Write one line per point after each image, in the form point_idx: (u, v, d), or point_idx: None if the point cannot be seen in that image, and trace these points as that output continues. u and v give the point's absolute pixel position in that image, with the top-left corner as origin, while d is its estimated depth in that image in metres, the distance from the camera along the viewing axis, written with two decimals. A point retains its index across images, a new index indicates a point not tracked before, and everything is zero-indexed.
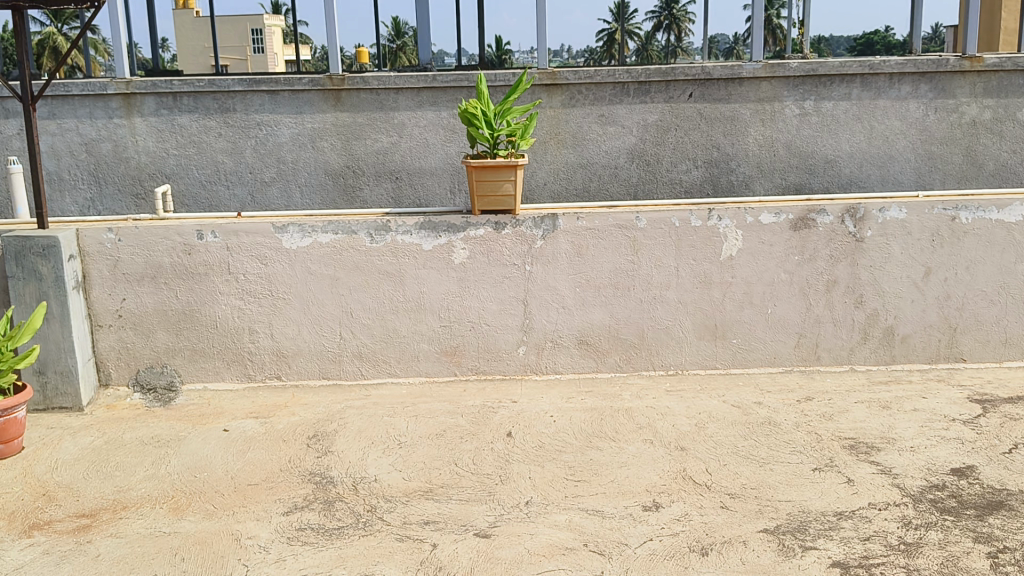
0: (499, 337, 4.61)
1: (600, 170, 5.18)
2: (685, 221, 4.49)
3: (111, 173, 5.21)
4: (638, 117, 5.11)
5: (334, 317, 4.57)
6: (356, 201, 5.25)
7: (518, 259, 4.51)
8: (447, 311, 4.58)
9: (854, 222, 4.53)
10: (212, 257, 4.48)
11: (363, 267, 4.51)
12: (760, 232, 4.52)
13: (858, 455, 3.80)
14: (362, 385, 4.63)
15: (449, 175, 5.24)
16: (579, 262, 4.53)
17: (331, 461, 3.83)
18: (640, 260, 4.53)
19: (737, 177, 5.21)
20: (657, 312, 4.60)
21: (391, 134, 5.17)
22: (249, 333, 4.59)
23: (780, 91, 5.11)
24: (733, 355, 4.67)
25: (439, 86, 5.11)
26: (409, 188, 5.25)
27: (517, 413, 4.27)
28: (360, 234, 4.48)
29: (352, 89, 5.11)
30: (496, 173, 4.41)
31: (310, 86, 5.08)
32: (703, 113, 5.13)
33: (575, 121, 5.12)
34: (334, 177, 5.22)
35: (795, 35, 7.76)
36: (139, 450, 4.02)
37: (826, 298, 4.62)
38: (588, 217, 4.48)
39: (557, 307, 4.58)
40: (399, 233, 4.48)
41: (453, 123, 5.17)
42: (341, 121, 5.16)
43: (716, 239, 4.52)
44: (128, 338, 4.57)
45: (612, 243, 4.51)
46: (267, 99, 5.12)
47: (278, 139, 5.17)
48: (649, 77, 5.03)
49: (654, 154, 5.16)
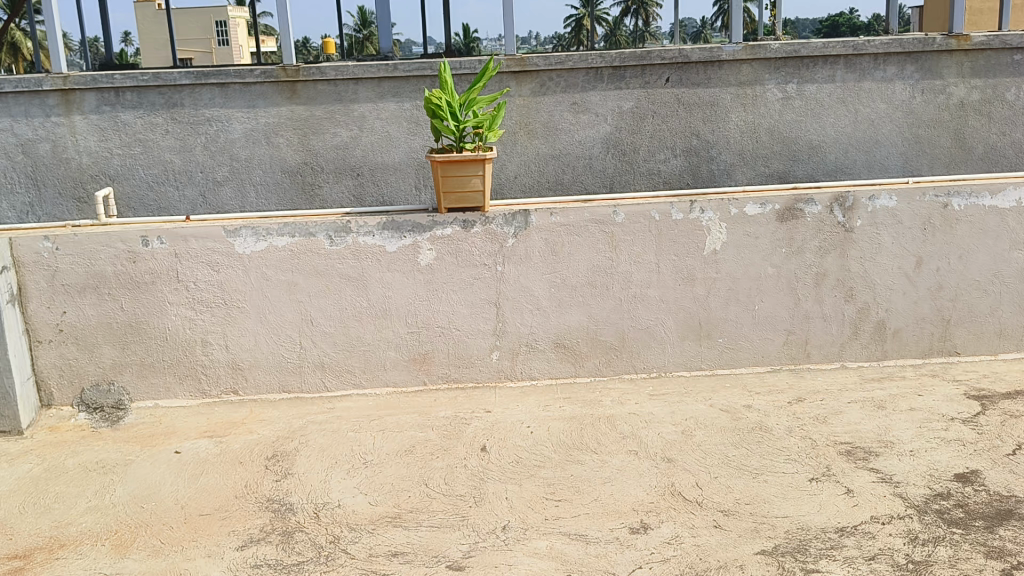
0: (470, 343, 4.33)
1: (574, 162, 4.88)
2: (665, 214, 4.23)
3: (50, 175, 4.86)
4: (613, 104, 4.81)
5: (292, 325, 4.26)
6: (314, 200, 4.94)
7: (489, 259, 4.23)
8: (414, 316, 4.29)
9: (843, 211, 4.29)
10: (159, 265, 4.16)
11: (324, 272, 4.21)
12: (745, 224, 4.26)
13: (856, 461, 3.55)
14: (325, 398, 4.33)
15: (414, 170, 4.93)
16: (553, 261, 4.26)
17: (291, 485, 3.53)
18: (618, 257, 4.26)
19: (718, 165, 4.93)
20: (637, 312, 4.33)
21: (350, 128, 4.85)
22: (201, 345, 4.27)
23: (762, 73, 4.81)
24: (719, 355, 4.41)
25: (400, 76, 4.78)
26: (372, 184, 4.93)
27: (491, 424, 3.99)
28: (319, 236, 4.17)
29: (308, 80, 4.78)
30: (463, 168, 4.12)
31: (263, 78, 4.75)
32: (682, 98, 4.83)
33: (546, 109, 4.80)
34: (291, 174, 4.90)
35: (765, 16, 7.56)
36: (82, 478, 3.71)
37: (815, 293, 4.37)
38: (562, 213, 4.21)
39: (532, 309, 4.31)
40: (360, 235, 4.18)
41: (416, 115, 4.85)
42: (297, 115, 4.83)
43: (700, 233, 4.25)
44: (71, 354, 4.24)
45: (588, 240, 4.25)
46: (217, 93, 4.78)
47: (229, 135, 4.84)
48: (623, 61, 4.73)
49: (630, 143, 4.87)
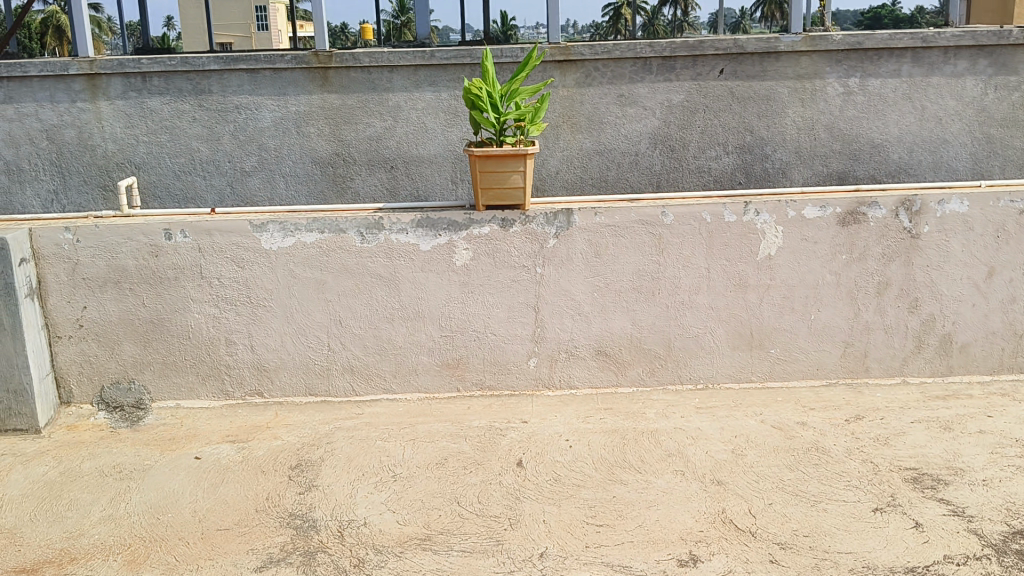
0: (507, 348, 4.09)
1: (619, 157, 4.60)
2: (717, 215, 3.96)
3: (75, 163, 4.69)
4: (662, 97, 4.52)
5: (320, 326, 4.06)
6: (346, 193, 4.72)
7: (528, 260, 3.99)
8: (448, 319, 4.06)
9: (909, 216, 3.99)
10: (183, 259, 3.96)
11: (354, 270, 4.00)
12: (803, 228, 3.98)
13: (924, 491, 3.27)
14: (354, 403, 4.12)
15: (451, 163, 4.69)
16: (597, 264, 4.01)
17: (315, 499, 3.32)
18: (665, 260, 4.01)
19: (773, 163, 4.62)
20: (685, 319, 4.07)
21: (384, 118, 4.61)
22: (225, 344, 4.07)
23: (822, 66, 4.49)
24: (772, 367, 4.14)
25: (437, 64, 4.54)
26: (406, 178, 4.70)
27: (528, 436, 3.76)
28: (349, 232, 3.96)
29: (341, 67, 4.56)
30: (503, 164, 3.87)
31: (294, 64, 4.53)
32: (735, 92, 4.52)
33: (591, 101, 4.53)
34: (322, 166, 4.68)
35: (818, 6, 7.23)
36: (98, 483, 3.53)
37: (876, 303, 4.09)
38: (607, 212, 3.96)
39: (573, 314, 4.07)
40: (393, 232, 3.96)
41: (454, 106, 4.61)
42: (329, 104, 4.60)
43: (754, 236, 3.98)
44: (91, 351, 4.07)
45: (635, 242, 3.99)
46: (246, 79, 4.57)
47: (259, 124, 4.63)
48: (674, 51, 4.44)
49: (680, 138, 4.59)
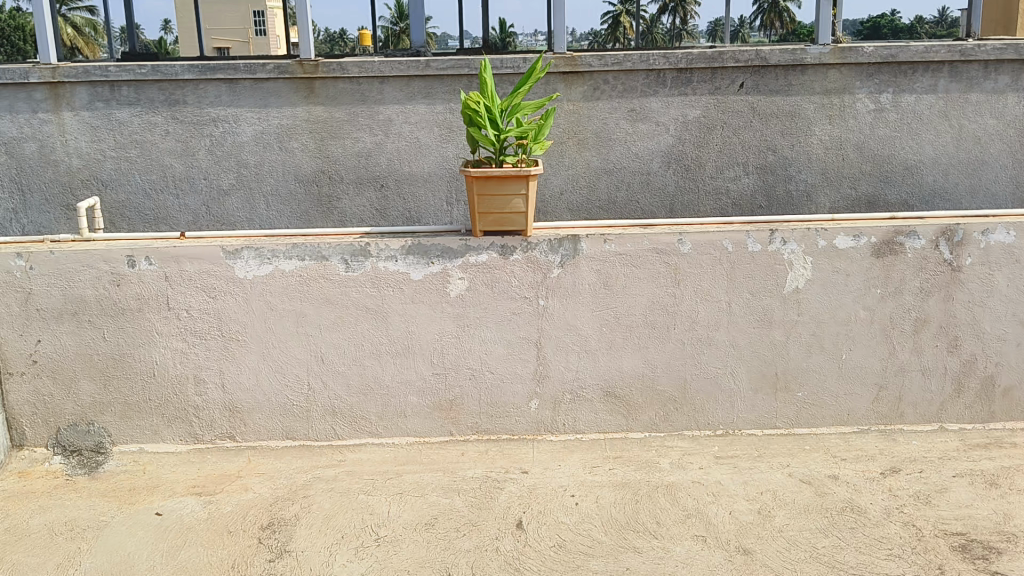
0: (506, 389, 3.71)
1: (630, 177, 4.22)
2: (740, 244, 3.60)
3: (36, 179, 4.29)
4: (677, 112, 4.15)
5: (299, 363, 3.66)
6: (332, 215, 4.33)
7: (529, 291, 3.62)
8: (441, 356, 3.67)
9: (951, 247, 3.61)
10: (148, 289, 3.58)
11: (337, 302, 3.61)
12: (835, 259, 3.62)
13: (977, 562, 2.89)
14: (336, 448, 3.73)
15: (446, 182, 4.31)
16: (605, 296, 3.63)
17: (287, 568, 2.93)
18: (681, 293, 3.63)
19: (797, 186, 4.25)
20: (703, 358, 3.69)
21: (374, 132, 4.23)
22: (194, 383, 3.68)
23: (852, 80, 4.12)
24: (798, 412, 3.76)
25: (433, 75, 4.15)
26: (397, 198, 4.32)
27: (528, 491, 3.37)
28: (333, 259, 3.57)
29: (328, 78, 4.16)
30: (503, 186, 3.49)
31: (276, 74, 4.14)
32: (757, 108, 4.15)
33: (599, 117, 4.15)
34: (305, 185, 4.29)
35: None
36: (44, 544, 3.13)
37: (913, 341, 3.71)
38: (618, 240, 3.58)
39: (579, 351, 3.68)
40: (381, 259, 3.58)
41: (450, 120, 4.23)
42: (314, 117, 4.21)
43: (780, 267, 3.62)
44: (46, 390, 3.68)
45: (648, 273, 3.61)
46: (224, 90, 4.18)
47: (237, 138, 4.23)
48: (690, 63, 4.06)
49: (695, 157, 4.21)
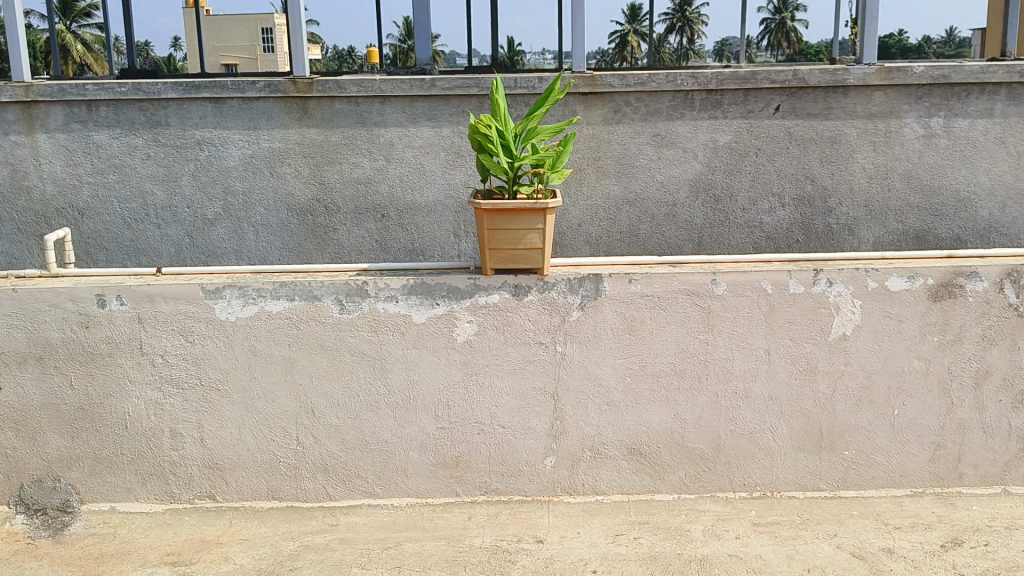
0: (518, 446, 3.33)
1: (654, 208, 3.85)
2: (779, 284, 3.23)
3: (6, 207, 3.94)
4: (706, 137, 3.77)
5: (288, 415, 3.29)
6: (328, 247, 3.96)
7: (545, 336, 3.25)
8: (446, 409, 3.30)
9: (1016, 290, 3.27)
10: (120, 332, 3.22)
11: (330, 347, 3.24)
12: (886, 302, 3.25)
13: None
14: (328, 511, 3.35)
15: (453, 212, 3.94)
16: (630, 343, 3.26)
17: None
18: (714, 339, 3.25)
19: (838, 218, 3.86)
20: (739, 413, 3.32)
21: (375, 157, 3.87)
22: (171, 436, 3.32)
23: (899, 103, 3.76)
24: (844, 473, 3.40)
25: (438, 95, 3.80)
26: (399, 229, 3.95)
27: (544, 565, 3.02)
28: (325, 299, 3.21)
29: (323, 97, 3.81)
30: (516, 220, 3.11)
31: (267, 92, 3.79)
32: (794, 133, 3.78)
33: (621, 142, 3.78)
34: (299, 214, 3.93)
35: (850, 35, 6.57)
36: None
37: (974, 395, 3.35)
38: (644, 280, 3.22)
39: (599, 404, 3.30)
40: (379, 300, 3.22)
41: (457, 145, 3.86)
42: (308, 140, 3.85)
43: (825, 311, 3.25)
44: (7, 443, 3.31)
45: (677, 316, 3.24)
46: (211, 110, 3.83)
47: (225, 163, 3.88)
48: (721, 84, 3.70)
49: (726, 187, 3.84)
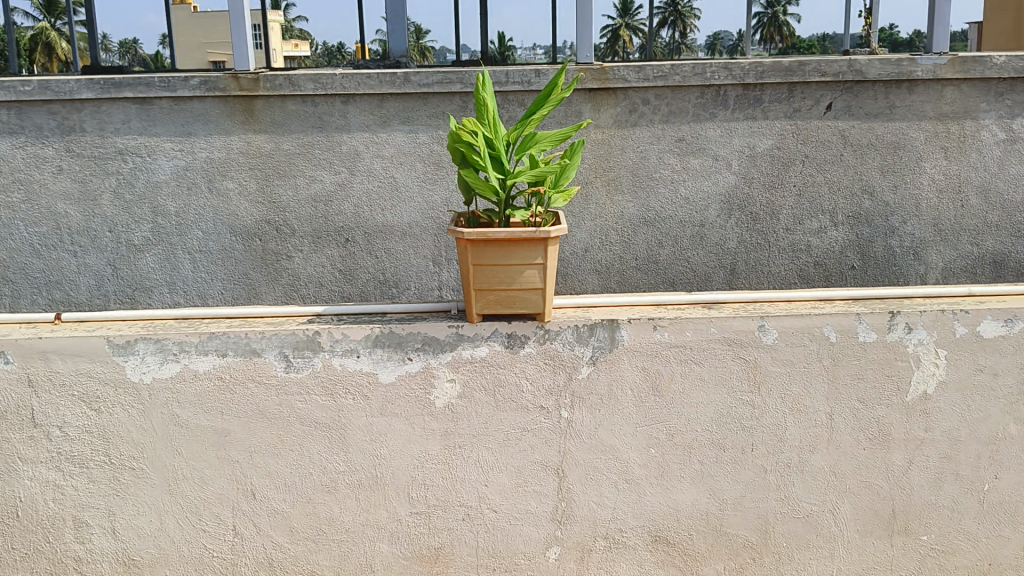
0: (514, 535, 2.64)
1: (677, 229, 3.18)
2: (845, 330, 2.55)
3: None
4: (741, 142, 3.11)
5: (221, 500, 2.60)
6: (281, 278, 3.27)
7: (547, 399, 2.56)
8: (422, 490, 2.61)
9: None
10: (7, 399, 2.53)
11: (273, 415, 2.54)
12: (978, 352, 2.58)
13: None
14: None
15: (433, 235, 3.25)
16: (654, 406, 2.57)
17: None
18: (761, 400, 2.58)
19: (900, 240, 3.19)
20: (792, 491, 2.64)
21: (338, 169, 3.17)
22: (75, 527, 2.63)
23: (976, 101, 3.07)
24: (921, 563, 2.72)
25: (414, 93, 3.10)
26: (367, 256, 3.26)
27: None
28: (267, 355, 2.51)
29: (273, 96, 3.11)
30: (511, 255, 2.40)
31: (203, 90, 3.09)
32: (848, 137, 3.10)
33: (638, 148, 3.10)
34: (245, 239, 3.23)
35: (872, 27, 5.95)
36: None
37: None
38: (672, 327, 2.53)
39: (616, 483, 2.61)
40: (335, 355, 2.52)
41: (437, 153, 3.17)
42: (254, 149, 3.14)
43: (901, 363, 2.58)
44: None
45: (715, 372, 2.56)
46: (135, 112, 3.12)
47: (154, 177, 3.17)
48: (761, 77, 3.03)
49: (765, 203, 3.16)
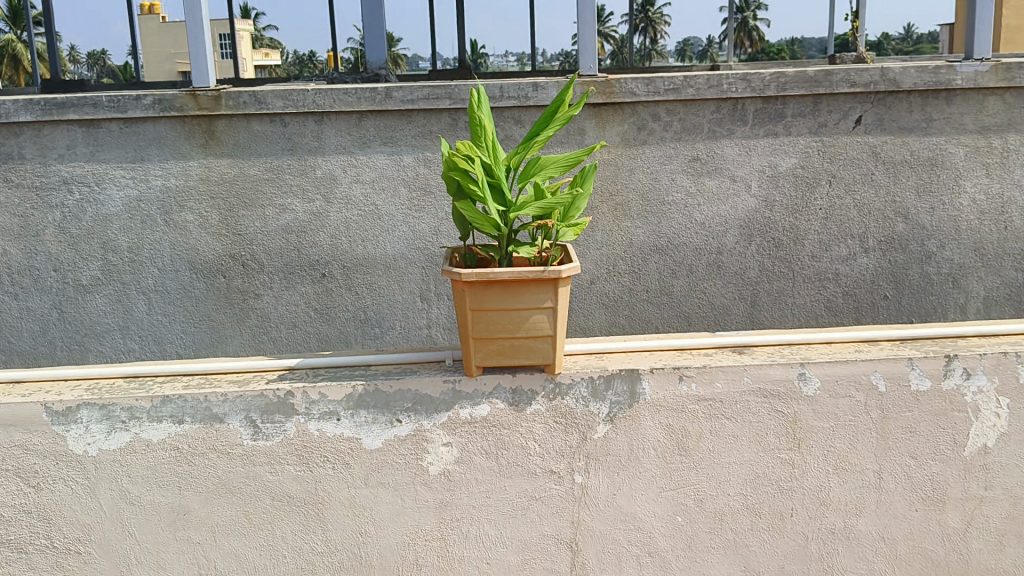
0: None
1: (692, 257, 2.90)
2: (896, 377, 2.24)
3: None
4: (763, 161, 2.84)
5: None
6: (250, 319, 2.92)
7: (558, 463, 2.23)
8: (415, 570, 2.26)
9: None
10: None
11: (238, 489, 2.20)
12: None
13: None
14: None
15: (420, 268, 2.90)
16: (681, 468, 2.24)
17: None
18: (802, 459, 2.26)
19: (938, 267, 2.94)
20: (837, 561, 2.31)
21: (311, 197, 2.82)
22: None
23: (1020, 112, 2.81)
24: None
25: (397, 110, 2.75)
26: (346, 293, 2.92)
27: None
28: (231, 421, 2.17)
29: (237, 116, 2.75)
30: (515, 299, 2.07)
31: (157, 110, 2.72)
32: (879, 153, 2.84)
33: (650, 170, 2.82)
34: (207, 276, 2.88)
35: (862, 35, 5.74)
36: None
37: None
38: (702, 377, 2.20)
39: (638, 557, 2.28)
40: (311, 419, 2.18)
41: (424, 177, 2.82)
42: (216, 176, 2.79)
43: (959, 414, 2.27)
44: None
45: (750, 428, 2.23)
46: (80, 135, 2.74)
47: (103, 209, 2.80)
48: (783, 88, 2.75)
49: (790, 228, 2.90)
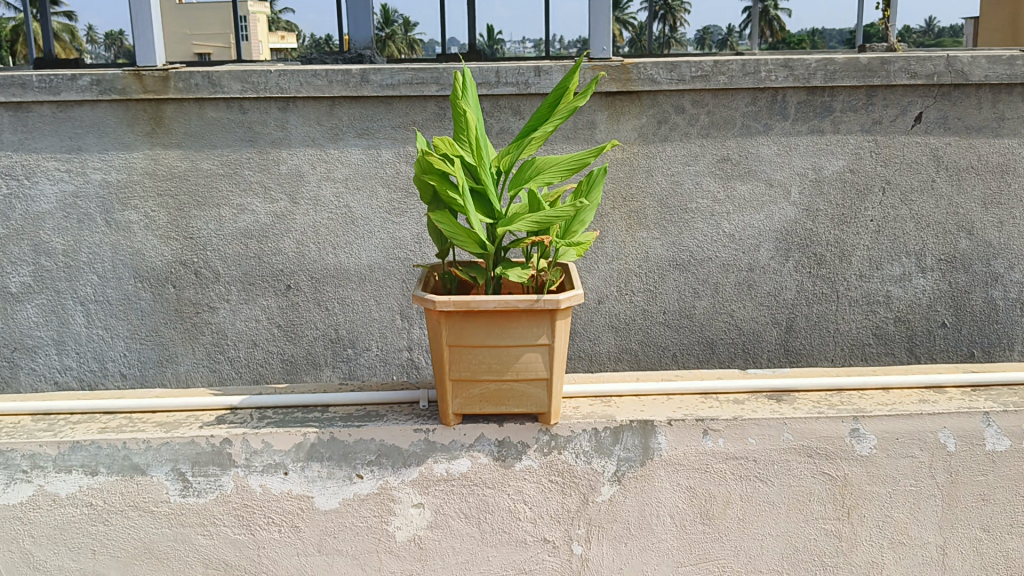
0: None
1: (719, 274, 2.51)
2: (969, 435, 1.83)
3: None
4: (805, 163, 2.44)
5: None
6: (204, 336, 2.53)
7: (552, 531, 1.83)
8: None
9: None
10: None
11: (164, 555, 1.81)
12: None
13: None
14: None
15: (400, 281, 2.51)
16: (703, 541, 1.84)
17: None
18: (851, 532, 1.85)
19: (1005, 290, 2.54)
20: None
21: (276, 197, 2.43)
22: None
23: None
24: None
25: (376, 96, 2.36)
26: (316, 308, 2.53)
27: None
28: (155, 473, 1.77)
29: (188, 101, 2.36)
30: (503, 335, 1.67)
31: (96, 92, 2.32)
32: (942, 157, 2.43)
33: (672, 171, 2.43)
34: (156, 286, 2.49)
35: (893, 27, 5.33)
36: None
37: None
38: (732, 431, 1.80)
39: None
40: (253, 472, 1.78)
41: (406, 176, 2.43)
42: (165, 170, 2.40)
43: None
44: None
45: (789, 494, 1.83)
46: (6, 120, 2.34)
47: (32, 206, 2.40)
48: (832, 78, 2.35)
49: (834, 242, 2.49)
